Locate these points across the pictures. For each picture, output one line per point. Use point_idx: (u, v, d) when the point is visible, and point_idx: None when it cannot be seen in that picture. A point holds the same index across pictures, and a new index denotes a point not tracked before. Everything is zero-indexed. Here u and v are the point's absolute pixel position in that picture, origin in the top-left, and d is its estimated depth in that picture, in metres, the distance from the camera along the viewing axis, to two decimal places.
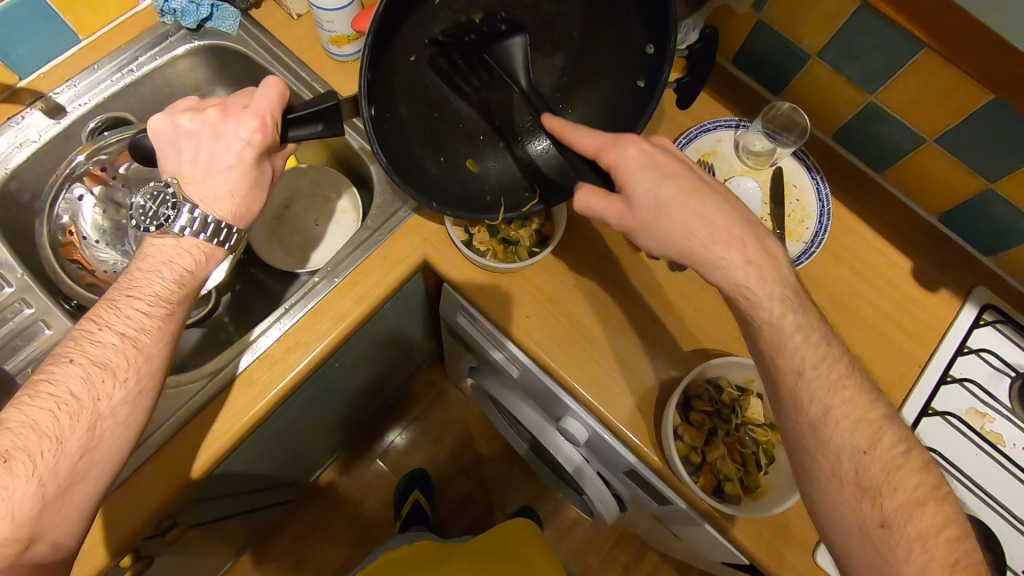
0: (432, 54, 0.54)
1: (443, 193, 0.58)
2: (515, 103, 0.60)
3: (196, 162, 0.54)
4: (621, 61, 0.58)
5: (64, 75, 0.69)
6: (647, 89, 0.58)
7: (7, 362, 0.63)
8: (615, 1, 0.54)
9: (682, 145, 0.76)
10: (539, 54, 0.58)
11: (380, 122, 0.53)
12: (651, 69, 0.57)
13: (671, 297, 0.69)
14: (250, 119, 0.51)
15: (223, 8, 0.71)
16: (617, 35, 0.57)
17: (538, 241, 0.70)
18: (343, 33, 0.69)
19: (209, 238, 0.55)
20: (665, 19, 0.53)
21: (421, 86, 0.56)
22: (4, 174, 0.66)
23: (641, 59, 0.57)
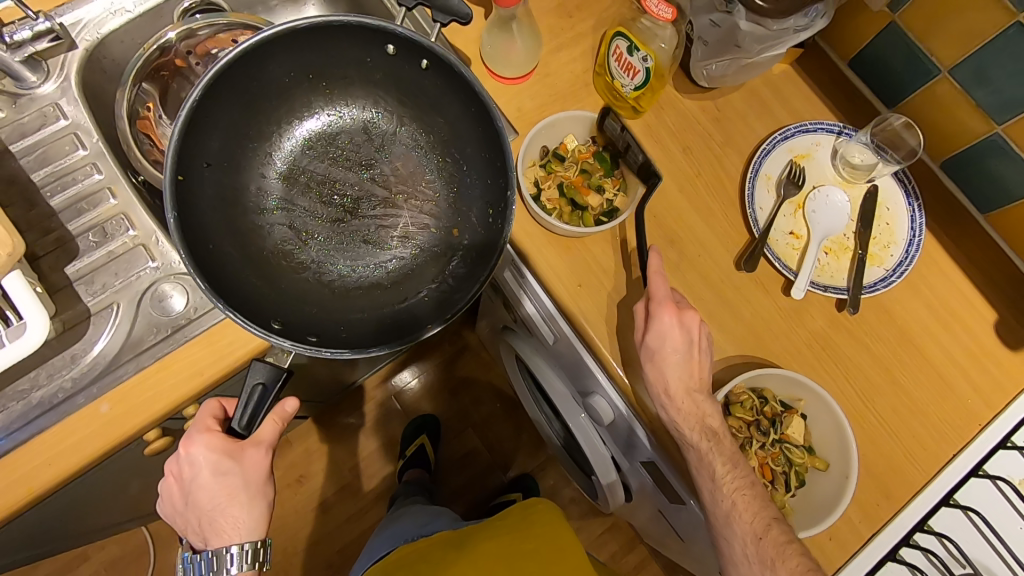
0: (303, 237, 0.58)
1: (446, 306, 0.54)
2: (421, 230, 0.59)
3: (189, 520, 0.57)
4: (407, 79, 0.57)
5: None
6: (432, 65, 0.54)
7: (71, 222, 0.62)
8: (342, 70, 0.58)
9: (778, 141, 0.71)
10: (374, 166, 0.60)
11: (332, 336, 0.54)
12: (406, 48, 0.54)
13: (729, 295, 0.67)
14: (192, 446, 0.53)
15: None
16: (386, 75, 0.58)
17: (609, 210, 0.64)
18: None
19: (254, 562, 0.56)
20: (366, 29, 0.53)
21: (337, 274, 0.58)
22: (96, 39, 0.66)
23: (419, 70, 0.56)
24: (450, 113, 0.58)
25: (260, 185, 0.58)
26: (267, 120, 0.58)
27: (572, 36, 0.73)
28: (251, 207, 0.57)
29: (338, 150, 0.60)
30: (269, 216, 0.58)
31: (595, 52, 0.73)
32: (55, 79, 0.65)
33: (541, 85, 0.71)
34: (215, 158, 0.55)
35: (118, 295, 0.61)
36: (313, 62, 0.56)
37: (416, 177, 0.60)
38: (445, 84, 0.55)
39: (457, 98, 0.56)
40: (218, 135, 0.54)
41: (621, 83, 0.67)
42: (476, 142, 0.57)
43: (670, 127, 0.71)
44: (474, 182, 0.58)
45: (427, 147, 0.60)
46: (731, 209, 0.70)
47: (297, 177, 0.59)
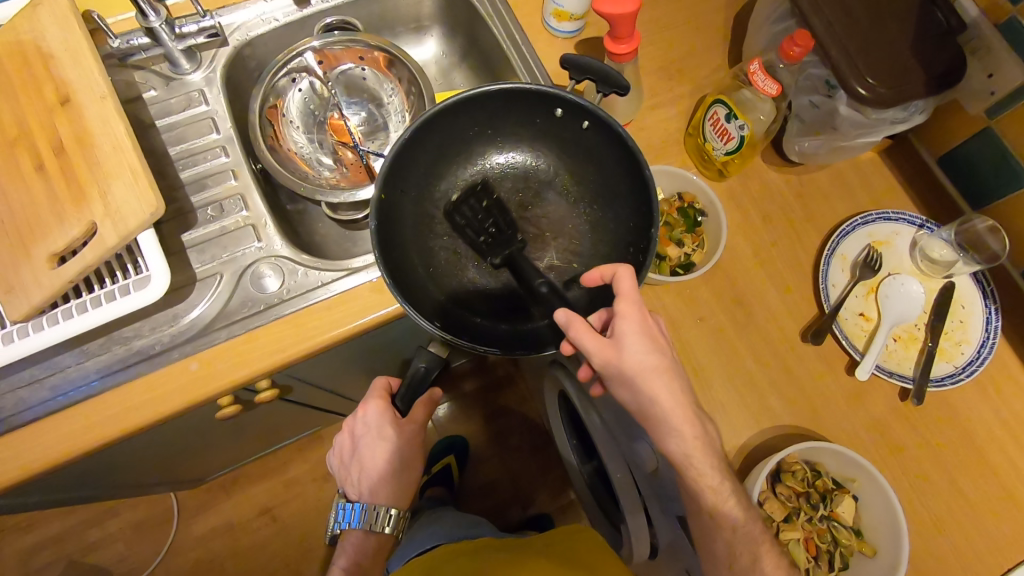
0: (466, 259, 0.61)
1: (587, 334, 0.55)
2: (573, 264, 0.61)
3: (352, 474, 0.71)
4: (574, 137, 0.61)
5: None
6: (595, 121, 0.57)
7: (194, 195, 0.68)
8: (515, 124, 0.62)
9: (859, 223, 0.72)
10: (537, 205, 0.63)
11: (483, 344, 0.56)
12: (572, 104, 0.58)
13: (791, 365, 0.67)
14: (368, 413, 0.67)
15: None
16: (554, 128, 0.61)
17: (685, 264, 0.67)
18: (570, 9, 0.74)
19: (393, 523, 0.69)
20: (542, 90, 0.57)
21: (493, 294, 0.60)
22: (244, 40, 0.74)
23: (584, 125, 0.58)
24: (608, 164, 0.60)
25: (436, 216, 0.62)
26: (449, 164, 0.63)
27: (670, 97, 0.77)
28: (428, 232, 0.61)
29: (505, 190, 0.63)
30: (439, 239, 0.61)
31: (689, 114, 0.77)
32: (205, 69, 0.73)
33: (634, 137, 0.75)
34: (405, 187, 0.60)
35: (222, 267, 0.66)
36: (492, 115, 0.61)
37: (571, 219, 0.62)
38: (602, 143, 0.59)
39: (616, 148, 0.57)
40: (410, 168, 0.59)
41: (713, 147, 0.70)
42: (628, 192, 0.58)
43: (753, 195, 0.74)
44: (618, 235, 0.60)
45: (586, 198, 0.62)
46: (802, 283, 0.71)
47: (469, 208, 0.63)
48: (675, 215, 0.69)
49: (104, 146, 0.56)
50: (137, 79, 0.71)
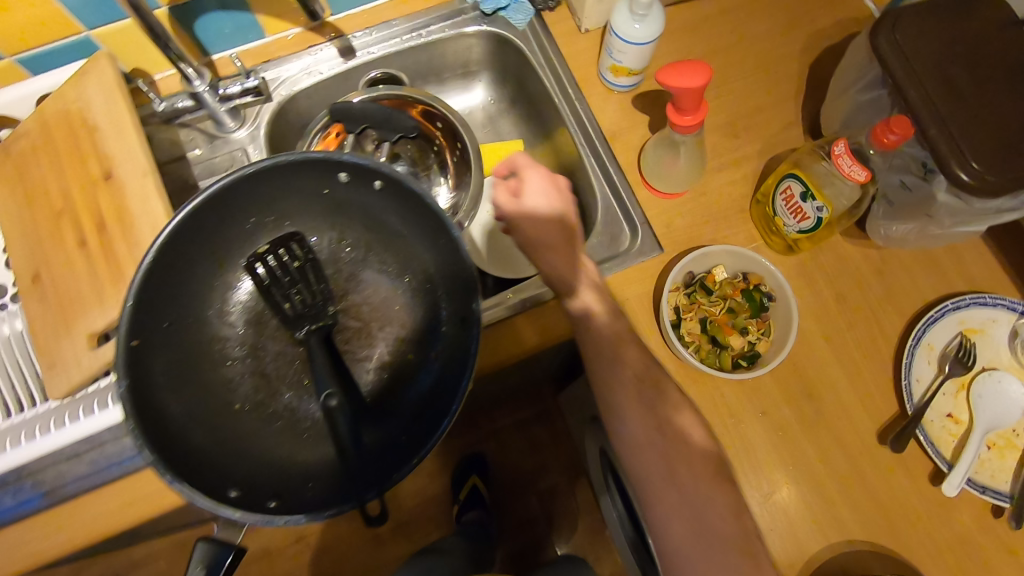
0: (258, 372, 0.55)
1: (399, 461, 0.50)
2: (402, 355, 0.59)
3: None
4: (362, 201, 0.57)
5: (365, 22, 0.75)
6: (389, 184, 0.53)
7: None
8: (284, 200, 0.56)
9: (949, 309, 0.64)
10: (352, 284, 0.60)
11: (303, 493, 0.49)
12: (356, 168, 0.53)
13: (864, 469, 0.61)
14: None
15: (521, 3, 0.75)
16: (361, 208, 0.58)
17: (750, 355, 0.61)
18: (628, 65, 0.68)
19: None
20: (321, 161, 0.52)
21: (309, 416, 0.55)
22: (288, 94, 0.73)
23: (368, 181, 0.54)
24: (410, 234, 0.58)
25: (222, 333, 0.56)
26: (231, 248, 0.56)
27: (735, 157, 0.71)
28: (213, 360, 0.54)
29: (298, 281, 0.56)
30: (228, 357, 0.55)
31: (757, 178, 0.70)
32: (249, 126, 0.72)
33: (695, 203, 0.69)
34: (177, 317, 0.52)
35: None
36: (267, 201, 0.55)
37: (390, 302, 0.60)
38: (400, 203, 0.55)
39: (404, 203, 0.55)
40: (163, 312, 0.50)
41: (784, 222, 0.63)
42: (455, 271, 0.55)
43: (827, 272, 0.67)
44: (456, 313, 0.56)
45: (396, 270, 0.60)
46: (880, 372, 0.64)
47: (262, 320, 0.58)
48: (736, 298, 0.62)
49: (144, 228, 0.56)
50: (183, 137, 0.71)
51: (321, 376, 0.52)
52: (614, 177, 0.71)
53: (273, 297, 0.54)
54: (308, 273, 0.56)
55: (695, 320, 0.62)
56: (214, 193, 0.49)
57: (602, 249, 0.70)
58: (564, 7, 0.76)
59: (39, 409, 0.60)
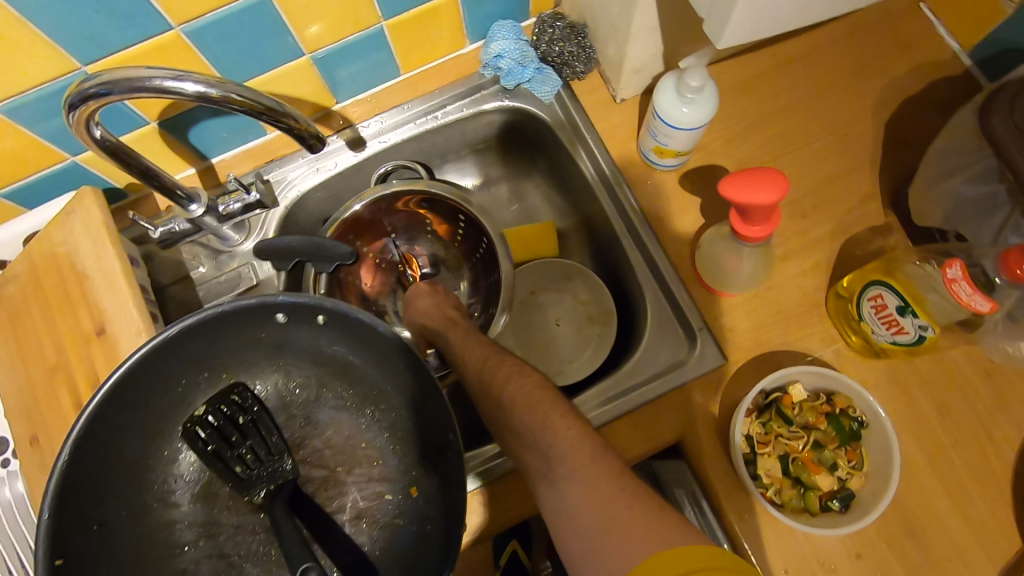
0: (216, 556, 0.48)
1: None
2: (375, 500, 0.50)
3: None
4: (307, 339, 0.51)
5: (376, 108, 0.69)
6: (333, 318, 0.48)
7: None
8: (219, 353, 0.50)
9: None
10: (311, 428, 0.54)
11: None
12: (293, 308, 0.47)
13: None
14: None
15: (545, 74, 0.66)
16: (307, 347, 0.52)
17: (845, 496, 0.51)
18: (675, 148, 0.59)
19: None
20: (252, 306, 0.46)
21: None
22: (295, 196, 0.67)
23: (308, 318, 0.49)
24: (365, 360, 0.51)
25: (167, 517, 0.48)
26: (167, 417, 0.49)
27: (805, 241, 0.61)
28: (162, 553, 0.46)
29: (243, 440, 0.51)
30: (180, 546, 0.47)
31: (832, 265, 0.60)
32: (254, 237, 0.65)
33: (760, 301, 0.60)
34: (110, 515, 0.44)
35: None
36: (201, 359, 0.49)
37: (356, 441, 0.52)
38: (348, 334, 0.50)
39: (348, 330, 0.49)
40: (93, 515, 0.43)
41: (872, 331, 0.54)
42: (427, 415, 0.48)
43: (926, 378, 0.57)
44: (427, 453, 0.48)
45: (357, 402, 0.53)
46: (1000, 502, 0.53)
47: (212, 492, 0.50)
48: (819, 428, 0.54)
49: None
50: (185, 254, 0.65)
51: (289, 553, 0.44)
52: (663, 273, 0.62)
53: (220, 465, 0.49)
54: (260, 425, 0.51)
55: (773, 455, 0.54)
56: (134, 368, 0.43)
57: (657, 356, 0.61)
58: (595, 74, 0.68)
59: None
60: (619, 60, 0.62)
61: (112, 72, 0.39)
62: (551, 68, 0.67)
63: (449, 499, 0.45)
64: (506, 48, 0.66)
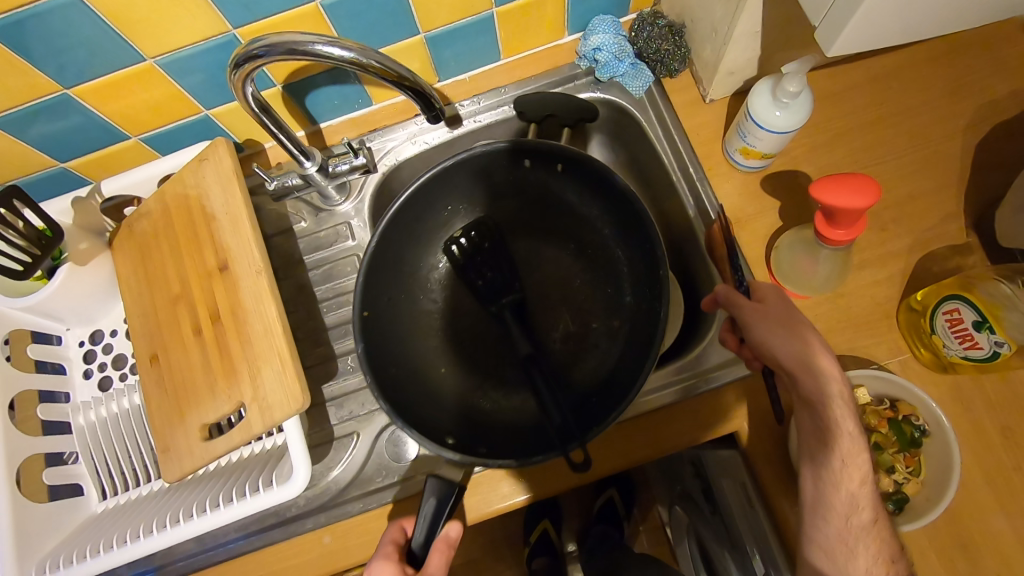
0: (451, 340, 0.70)
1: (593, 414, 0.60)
2: (575, 325, 0.69)
3: None
4: (542, 180, 0.68)
5: (473, 89, 0.73)
6: (571, 167, 0.64)
7: (338, 343, 0.67)
8: (473, 184, 0.68)
9: None
10: (541, 260, 0.71)
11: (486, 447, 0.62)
12: (539, 156, 0.64)
13: None
14: None
15: (639, 69, 0.69)
16: (543, 196, 0.69)
17: (900, 498, 0.53)
18: (761, 149, 0.61)
19: None
20: (517, 145, 0.63)
21: (499, 377, 0.68)
22: (393, 164, 0.72)
23: (550, 167, 0.65)
24: (589, 212, 0.68)
25: (425, 304, 0.71)
26: (435, 233, 0.71)
27: (881, 252, 0.62)
28: (423, 325, 0.70)
29: (482, 259, 0.70)
30: (434, 322, 0.71)
31: (908, 278, 0.61)
32: (353, 199, 0.71)
33: (830, 305, 0.61)
34: (392, 293, 0.68)
35: (360, 426, 0.63)
36: (463, 188, 0.68)
37: (565, 279, 0.70)
38: (582, 180, 0.65)
39: (580, 181, 0.65)
40: (389, 287, 0.67)
41: (943, 343, 0.55)
42: (632, 255, 0.66)
43: (991, 396, 0.57)
44: (637, 284, 0.66)
45: (569, 251, 0.71)
46: None
47: (454, 294, 0.72)
48: (880, 430, 0.55)
49: (256, 326, 0.55)
50: (290, 209, 0.71)
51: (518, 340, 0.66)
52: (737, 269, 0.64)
53: (468, 276, 0.70)
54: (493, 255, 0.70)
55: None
56: (423, 182, 0.64)
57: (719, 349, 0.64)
58: (686, 74, 0.71)
59: (143, 491, 0.62)
60: (714, 62, 0.64)
61: (275, 37, 0.45)
62: (645, 64, 0.70)
63: (642, 324, 0.63)
64: (605, 42, 0.69)
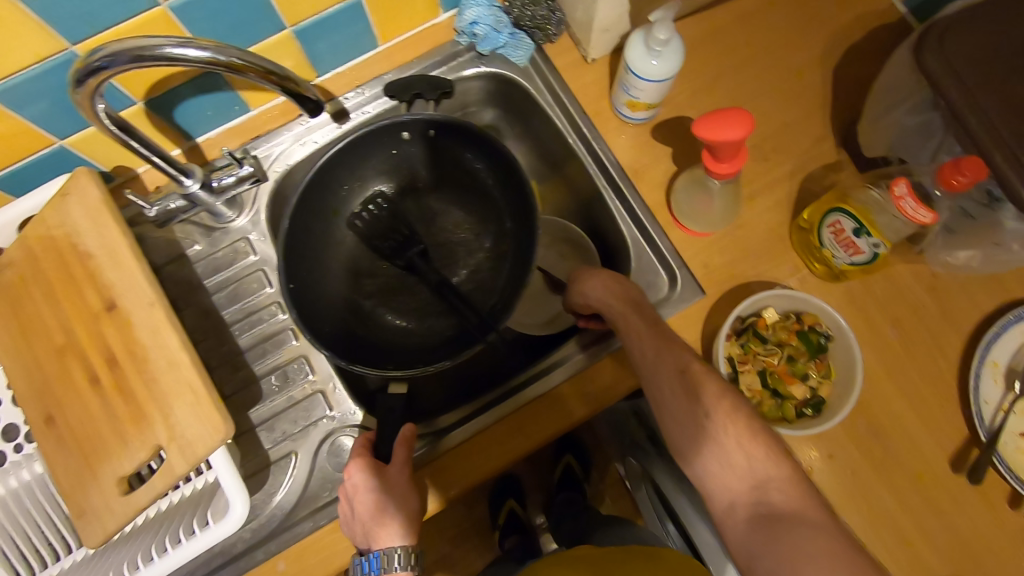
0: (366, 301, 0.67)
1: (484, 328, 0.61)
2: (469, 258, 0.68)
3: None
4: (420, 146, 0.65)
5: (354, 80, 0.71)
6: (441, 130, 0.62)
7: (257, 363, 0.63)
8: (348, 158, 0.63)
9: (1010, 323, 0.61)
10: (432, 211, 0.68)
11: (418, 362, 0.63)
12: (412, 125, 0.61)
13: (941, 502, 0.58)
14: None
15: (519, 39, 0.70)
16: (421, 158, 0.66)
17: (817, 402, 0.58)
18: (645, 100, 0.64)
19: None
20: (388, 121, 0.60)
21: (418, 316, 0.67)
22: (284, 169, 0.69)
23: (422, 133, 0.63)
24: (472, 165, 0.66)
25: (335, 285, 0.66)
26: (324, 216, 0.65)
27: (768, 180, 0.67)
28: (342, 303, 0.65)
29: (383, 232, 0.65)
30: (348, 298, 0.66)
31: (794, 200, 0.66)
32: (248, 213, 0.67)
33: (731, 237, 0.65)
34: (298, 279, 0.62)
35: (296, 443, 0.60)
36: (343, 163, 0.63)
37: (460, 224, 0.68)
38: (459, 139, 0.63)
39: (454, 142, 0.64)
40: (296, 275, 0.61)
41: (832, 253, 0.60)
42: (504, 188, 0.65)
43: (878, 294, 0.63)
44: (511, 210, 0.66)
45: (459, 201, 0.68)
46: (947, 397, 0.61)
47: (360, 267, 0.67)
48: (790, 342, 0.59)
49: (160, 362, 0.51)
50: (178, 233, 0.66)
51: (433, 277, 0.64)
52: (642, 219, 0.67)
53: (376, 247, 0.65)
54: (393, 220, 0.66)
55: (752, 370, 0.60)
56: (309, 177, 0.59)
57: None
58: (564, 37, 0.72)
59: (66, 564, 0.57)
60: (587, 21, 0.65)
61: (114, 44, 0.41)
62: (524, 33, 0.70)
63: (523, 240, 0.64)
64: (480, 15, 0.69)
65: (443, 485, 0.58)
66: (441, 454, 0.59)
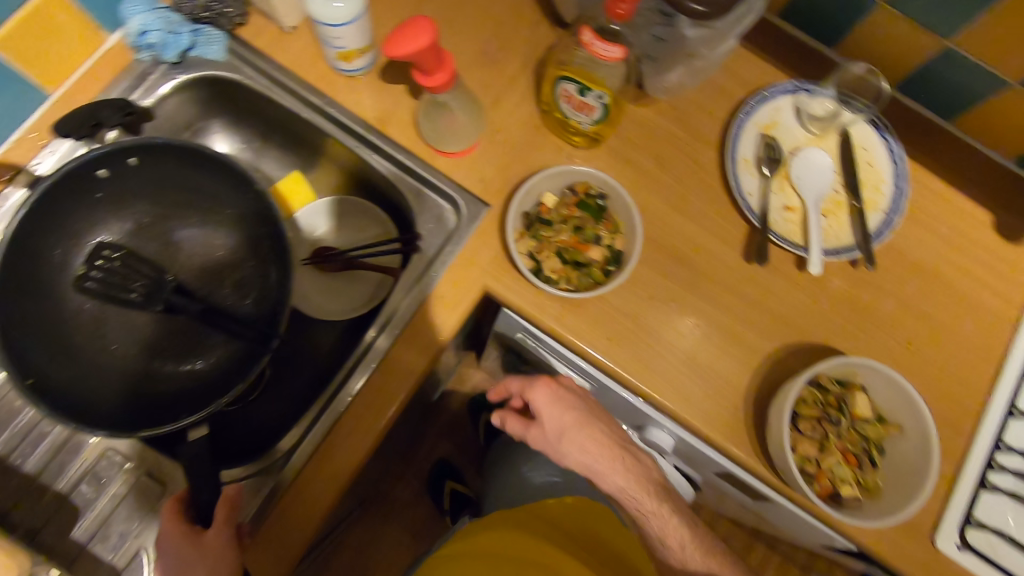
0: (137, 360, 0.60)
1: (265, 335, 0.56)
2: (235, 274, 0.63)
3: None
4: (129, 177, 0.58)
5: (39, 140, 0.61)
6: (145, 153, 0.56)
7: (58, 481, 0.59)
8: (52, 215, 0.55)
9: (742, 121, 0.69)
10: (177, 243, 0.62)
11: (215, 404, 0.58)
12: (109, 158, 0.55)
13: (749, 290, 0.65)
14: None
15: (205, 33, 0.64)
16: (139, 190, 0.60)
17: (615, 256, 0.62)
18: (353, 47, 0.62)
19: None
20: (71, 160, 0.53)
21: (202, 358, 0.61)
22: None
23: (122, 164, 0.56)
24: (193, 178, 0.60)
25: (90, 355, 0.57)
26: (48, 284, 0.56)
27: (504, 80, 0.68)
28: (105, 371, 0.58)
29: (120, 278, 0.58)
30: (112, 363, 0.58)
31: (534, 89, 0.68)
32: None
33: (493, 145, 0.66)
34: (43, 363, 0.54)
35: (142, 538, 0.58)
36: (46, 221, 0.55)
37: (212, 245, 0.63)
38: (162, 157, 0.57)
39: (164, 163, 0.58)
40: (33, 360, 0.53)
41: (577, 121, 0.63)
42: (234, 187, 0.59)
43: (634, 143, 0.69)
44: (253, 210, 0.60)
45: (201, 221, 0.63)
46: (721, 204, 0.68)
47: (115, 325, 0.59)
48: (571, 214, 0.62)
49: None
50: None
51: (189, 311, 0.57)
52: (405, 161, 0.66)
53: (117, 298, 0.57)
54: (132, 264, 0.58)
55: (550, 253, 0.62)
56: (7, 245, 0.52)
57: (434, 233, 0.65)
58: (254, 15, 0.67)
59: None
60: None
61: None
62: (208, 25, 0.65)
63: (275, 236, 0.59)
64: (147, 22, 0.62)
65: (311, 507, 0.56)
66: (298, 472, 0.56)
